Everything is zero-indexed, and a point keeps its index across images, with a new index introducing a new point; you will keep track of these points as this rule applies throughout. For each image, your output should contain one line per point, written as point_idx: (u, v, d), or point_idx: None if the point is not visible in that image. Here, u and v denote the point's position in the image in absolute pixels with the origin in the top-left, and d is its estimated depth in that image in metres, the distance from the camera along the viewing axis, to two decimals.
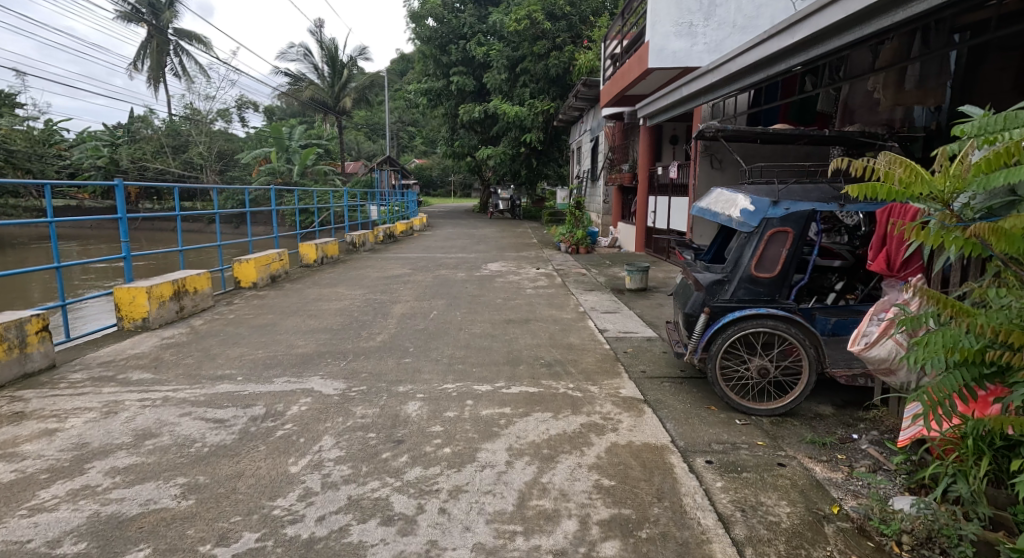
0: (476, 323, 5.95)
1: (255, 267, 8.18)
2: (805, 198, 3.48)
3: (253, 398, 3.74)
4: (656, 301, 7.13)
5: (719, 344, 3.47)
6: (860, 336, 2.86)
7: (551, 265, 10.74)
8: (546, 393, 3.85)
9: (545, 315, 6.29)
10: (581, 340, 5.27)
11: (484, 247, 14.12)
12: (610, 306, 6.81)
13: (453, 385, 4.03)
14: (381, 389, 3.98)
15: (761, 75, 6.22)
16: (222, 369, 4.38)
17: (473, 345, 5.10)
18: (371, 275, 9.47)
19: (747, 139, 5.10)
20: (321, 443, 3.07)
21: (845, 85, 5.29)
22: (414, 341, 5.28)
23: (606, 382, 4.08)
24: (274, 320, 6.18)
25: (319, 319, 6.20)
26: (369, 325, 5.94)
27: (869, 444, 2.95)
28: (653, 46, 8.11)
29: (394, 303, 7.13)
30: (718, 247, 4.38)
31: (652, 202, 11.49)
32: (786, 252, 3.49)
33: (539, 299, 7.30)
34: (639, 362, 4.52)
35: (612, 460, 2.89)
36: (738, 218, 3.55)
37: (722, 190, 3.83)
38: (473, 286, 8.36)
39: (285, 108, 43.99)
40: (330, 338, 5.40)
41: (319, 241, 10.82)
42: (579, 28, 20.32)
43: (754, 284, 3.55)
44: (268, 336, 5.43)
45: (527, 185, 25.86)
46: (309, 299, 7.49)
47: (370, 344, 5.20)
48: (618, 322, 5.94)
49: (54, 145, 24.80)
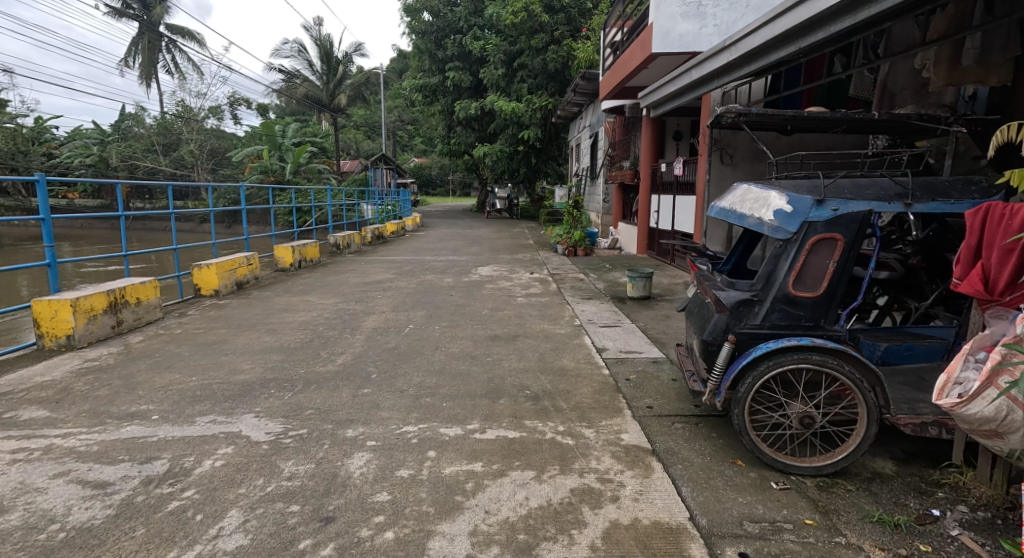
0: (456, 340, 5.19)
1: (217, 273, 7.45)
2: (860, 195, 2.71)
3: (161, 449, 2.97)
4: (661, 313, 6.36)
5: (749, 384, 2.68)
6: (952, 386, 2.14)
7: (546, 269, 9.99)
8: (528, 441, 3.07)
9: (535, 330, 5.52)
10: (575, 363, 4.50)
11: (477, 249, 13.36)
12: (610, 319, 6.03)
13: (415, 428, 3.26)
14: (325, 433, 3.21)
15: (788, 50, 5.30)
16: (138, 404, 3.61)
17: (451, 369, 4.34)
18: (350, 281, 8.71)
19: (773, 126, 4.29)
20: (224, 523, 2.31)
21: (885, 64, 4.50)
22: (381, 364, 4.51)
23: (603, 424, 3.31)
24: (225, 337, 5.42)
25: (277, 336, 5.44)
26: (333, 344, 5.17)
27: (960, 531, 2.20)
28: (658, 29, 7.34)
29: (368, 315, 6.36)
30: (739, 257, 3.63)
31: (655, 201, 10.75)
32: (834, 264, 2.72)
33: (530, 309, 6.52)
34: (643, 394, 3.75)
35: (611, 553, 2.14)
36: (770, 222, 2.78)
37: (750, 185, 3.04)
38: (459, 295, 7.60)
39: (281, 106, 43.17)
40: (285, 361, 4.63)
41: (296, 243, 10.05)
42: (577, 22, 19.73)
43: (791, 305, 2.77)
44: (213, 358, 4.68)
45: (524, 183, 25.10)
46: (274, 309, 6.73)
47: (329, 368, 4.45)
48: (619, 340, 5.17)
49: (41, 143, 24.17)
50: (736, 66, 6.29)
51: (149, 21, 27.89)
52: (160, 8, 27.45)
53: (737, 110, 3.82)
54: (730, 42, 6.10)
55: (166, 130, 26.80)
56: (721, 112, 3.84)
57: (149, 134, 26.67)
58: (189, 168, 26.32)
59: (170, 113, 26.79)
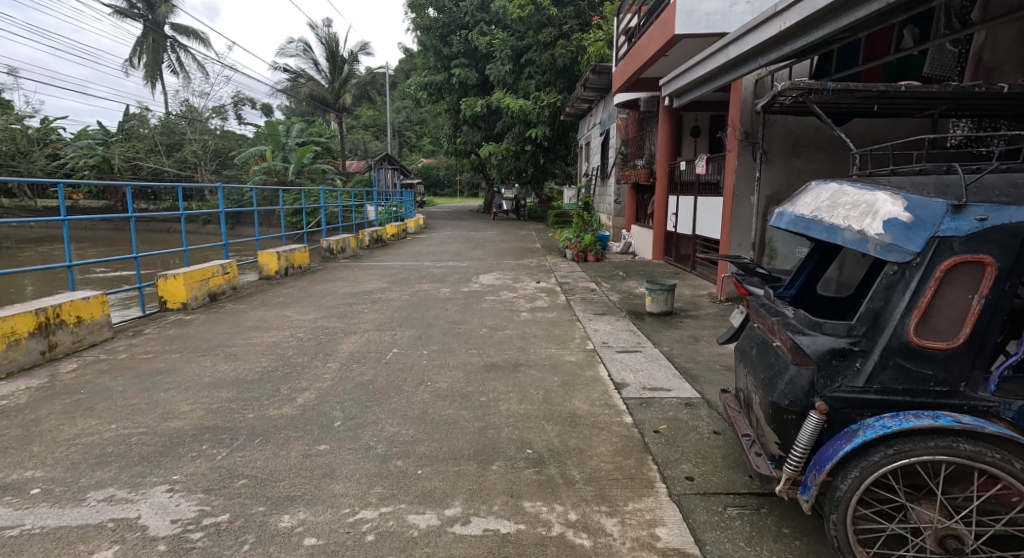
0: (447, 371, 4.35)
1: (184, 284, 6.65)
2: (1020, 197, 1.80)
3: (12, 553, 2.16)
4: (687, 334, 5.48)
5: (854, 481, 1.79)
6: None
7: (555, 277, 9.13)
8: (527, 541, 2.23)
9: (540, 357, 4.67)
10: (589, 405, 3.64)
11: (480, 254, 12.51)
12: (628, 341, 5.16)
13: (374, 515, 2.41)
14: (252, 523, 2.35)
15: (860, 13, 4.13)
16: (24, 468, 2.81)
17: (437, 415, 3.50)
18: (338, 291, 7.89)
19: (842, 106, 3.37)
20: None
21: (980, 30, 3.57)
22: (348, 406, 3.67)
23: (628, 509, 2.44)
24: (174, 364, 4.60)
25: (237, 363, 4.63)
26: (299, 375, 4.32)
27: None
28: (682, 7, 6.47)
29: (347, 335, 5.51)
30: (808, 278, 2.78)
31: (673, 203, 9.89)
32: (980, 301, 1.83)
33: (535, 329, 5.64)
34: (682, 458, 2.89)
35: None
36: (878, 240, 1.90)
37: (841, 185, 2.16)
38: (456, 309, 6.73)
39: (288, 106, 42.57)
40: (233, 400, 3.77)
41: (282, 249, 9.26)
42: (587, 16, 18.68)
43: (910, 359, 1.89)
44: (147, 395, 3.84)
45: (533, 184, 24.21)
46: (243, 327, 5.90)
47: (286, 410, 3.60)
48: (641, 372, 4.30)
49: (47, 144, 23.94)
50: (785, 38, 5.17)
51: (154, 21, 27.38)
52: (164, 7, 26.91)
53: (807, 87, 2.92)
54: (782, 6, 4.96)
55: (168, 130, 26.18)
56: (780, 89, 2.98)
57: (151, 134, 26.13)
58: (192, 168, 25.70)
59: (173, 113, 26.21)
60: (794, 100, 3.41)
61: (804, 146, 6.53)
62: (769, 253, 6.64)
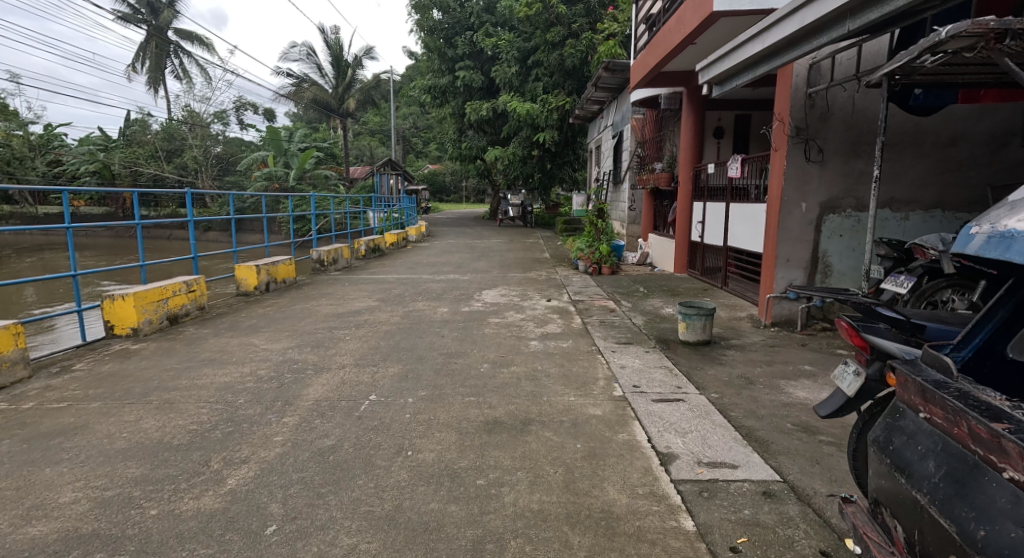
0: (435, 433, 3.30)
1: (135, 307, 5.65)
2: None
3: None
4: (736, 373, 4.44)
5: None
6: None
7: (567, 293, 8.13)
8: None
9: (557, 409, 3.65)
10: (628, 495, 2.61)
11: (485, 265, 11.50)
12: (666, 385, 4.14)
13: None
14: None
15: None
16: None
17: (414, 516, 2.46)
18: (321, 312, 6.89)
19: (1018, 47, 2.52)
20: None
21: None
22: (294, 497, 2.63)
23: None
24: (89, 418, 3.58)
25: (171, 416, 3.61)
26: (244, 438, 3.29)
27: None
28: None
29: (317, 375, 4.47)
30: (995, 336, 1.73)
31: (698, 210, 8.88)
32: None
33: (547, 366, 4.59)
34: None
35: None
36: None
37: None
38: (454, 335, 5.70)
39: (294, 113, 41.82)
40: (139, 482, 2.75)
41: (262, 262, 8.28)
42: (597, 14, 17.76)
43: None
44: (24, 475, 2.82)
45: (540, 190, 23.19)
46: (196, 361, 4.88)
47: (205, 502, 2.57)
48: (694, 436, 3.26)
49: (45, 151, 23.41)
50: None
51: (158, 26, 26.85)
52: (167, 13, 26.33)
53: (999, 27, 2.27)
54: None
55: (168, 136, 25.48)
56: (949, 32, 2.36)
57: (150, 140, 25.42)
58: (192, 174, 24.94)
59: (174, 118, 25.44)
60: (950, 55, 2.71)
61: (867, 144, 5.49)
62: (822, 271, 5.75)
